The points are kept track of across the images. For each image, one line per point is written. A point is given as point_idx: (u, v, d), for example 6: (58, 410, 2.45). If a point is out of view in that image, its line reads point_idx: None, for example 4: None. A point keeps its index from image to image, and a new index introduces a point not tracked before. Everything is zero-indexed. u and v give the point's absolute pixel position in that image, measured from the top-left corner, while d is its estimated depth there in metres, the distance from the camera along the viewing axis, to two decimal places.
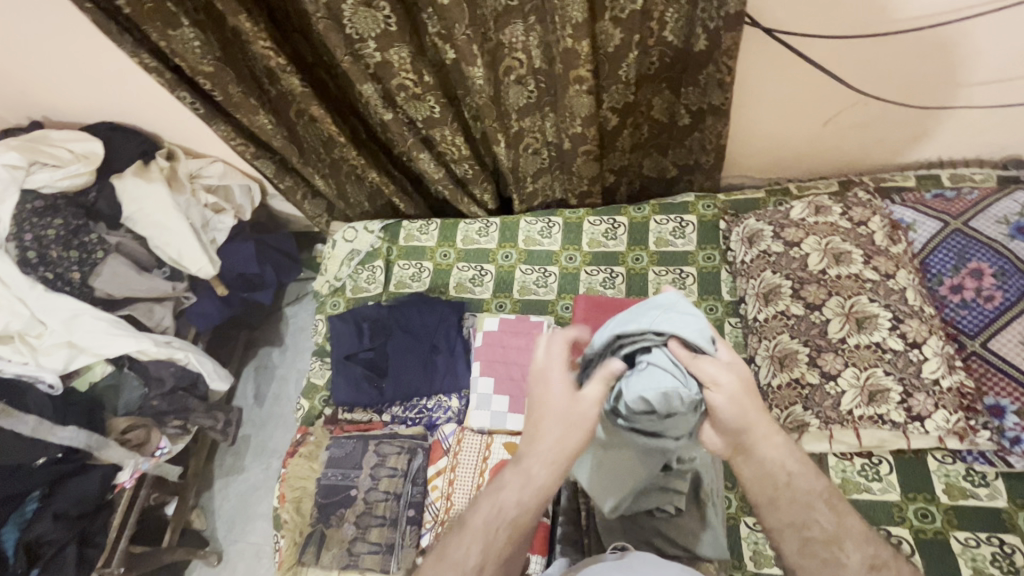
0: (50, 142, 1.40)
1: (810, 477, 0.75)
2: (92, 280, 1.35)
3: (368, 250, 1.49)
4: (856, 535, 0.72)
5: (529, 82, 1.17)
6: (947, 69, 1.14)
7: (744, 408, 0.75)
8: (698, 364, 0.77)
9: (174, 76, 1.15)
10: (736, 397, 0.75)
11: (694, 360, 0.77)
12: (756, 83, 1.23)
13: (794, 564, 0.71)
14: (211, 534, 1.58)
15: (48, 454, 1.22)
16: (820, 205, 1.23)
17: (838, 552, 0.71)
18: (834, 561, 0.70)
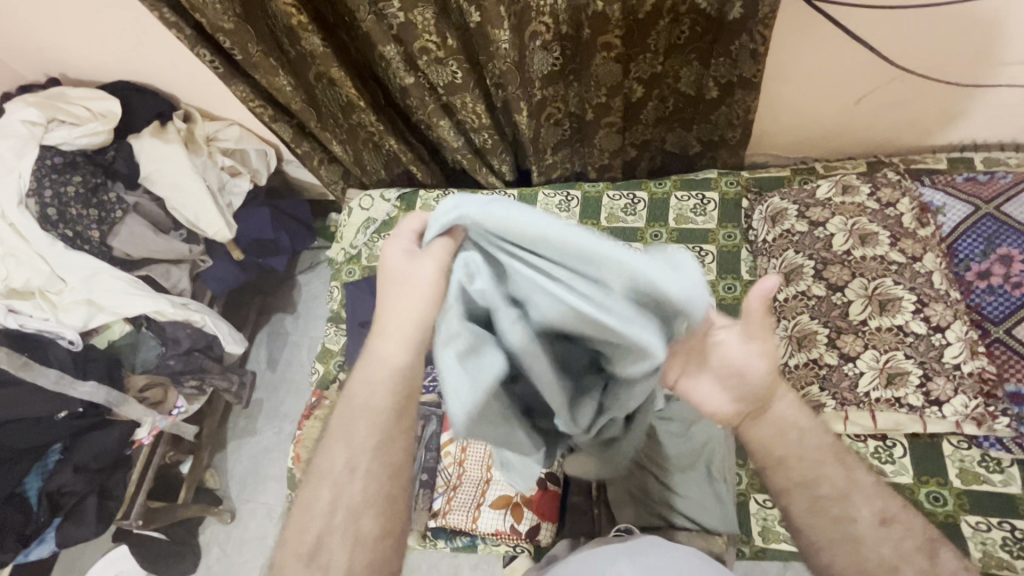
0: (68, 100, 1.39)
1: (806, 425, 0.70)
2: (110, 239, 1.35)
3: (384, 218, 1.48)
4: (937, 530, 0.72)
5: (554, 48, 1.14)
6: (992, 46, 1.09)
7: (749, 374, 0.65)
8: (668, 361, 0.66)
9: (194, 32, 1.13)
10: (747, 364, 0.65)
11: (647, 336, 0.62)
12: (789, 57, 1.19)
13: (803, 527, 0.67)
14: (225, 493, 1.61)
15: (68, 409, 1.26)
16: (848, 184, 1.20)
17: (849, 508, 0.66)
18: (845, 518, 0.66)
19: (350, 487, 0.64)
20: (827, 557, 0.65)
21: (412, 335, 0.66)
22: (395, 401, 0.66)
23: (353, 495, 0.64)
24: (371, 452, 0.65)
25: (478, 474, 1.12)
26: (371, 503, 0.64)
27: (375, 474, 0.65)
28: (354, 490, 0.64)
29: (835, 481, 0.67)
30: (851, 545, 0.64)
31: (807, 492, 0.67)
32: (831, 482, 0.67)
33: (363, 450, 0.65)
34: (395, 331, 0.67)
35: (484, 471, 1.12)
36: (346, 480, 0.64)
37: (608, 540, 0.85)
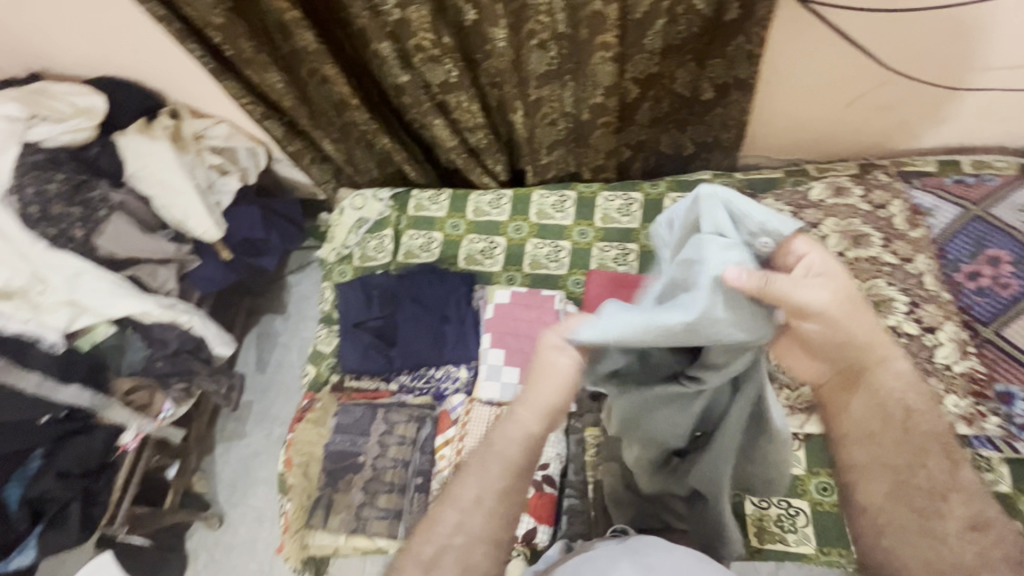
0: (51, 95, 1.35)
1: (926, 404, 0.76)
2: (95, 238, 1.31)
3: (377, 218, 1.46)
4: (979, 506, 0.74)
5: (551, 47, 1.11)
6: (983, 48, 1.10)
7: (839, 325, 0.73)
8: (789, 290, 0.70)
9: (183, 26, 1.10)
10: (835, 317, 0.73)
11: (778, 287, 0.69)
12: (785, 58, 1.19)
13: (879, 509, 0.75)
14: (213, 498, 1.58)
15: (51, 413, 1.22)
16: (840, 186, 1.22)
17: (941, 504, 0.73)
18: (935, 513, 0.72)
19: (472, 519, 0.70)
20: (889, 541, 0.73)
21: (541, 399, 0.74)
22: (519, 454, 0.73)
23: (472, 527, 0.69)
24: (498, 492, 0.71)
25: None
26: (488, 539, 0.69)
27: (497, 514, 0.70)
28: (478, 522, 0.69)
29: (933, 473, 0.74)
30: (933, 542, 0.71)
31: (896, 478, 0.75)
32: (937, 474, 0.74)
33: (488, 490, 0.71)
34: (544, 390, 0.74)
35: None
36: (473, 515, 0.70)
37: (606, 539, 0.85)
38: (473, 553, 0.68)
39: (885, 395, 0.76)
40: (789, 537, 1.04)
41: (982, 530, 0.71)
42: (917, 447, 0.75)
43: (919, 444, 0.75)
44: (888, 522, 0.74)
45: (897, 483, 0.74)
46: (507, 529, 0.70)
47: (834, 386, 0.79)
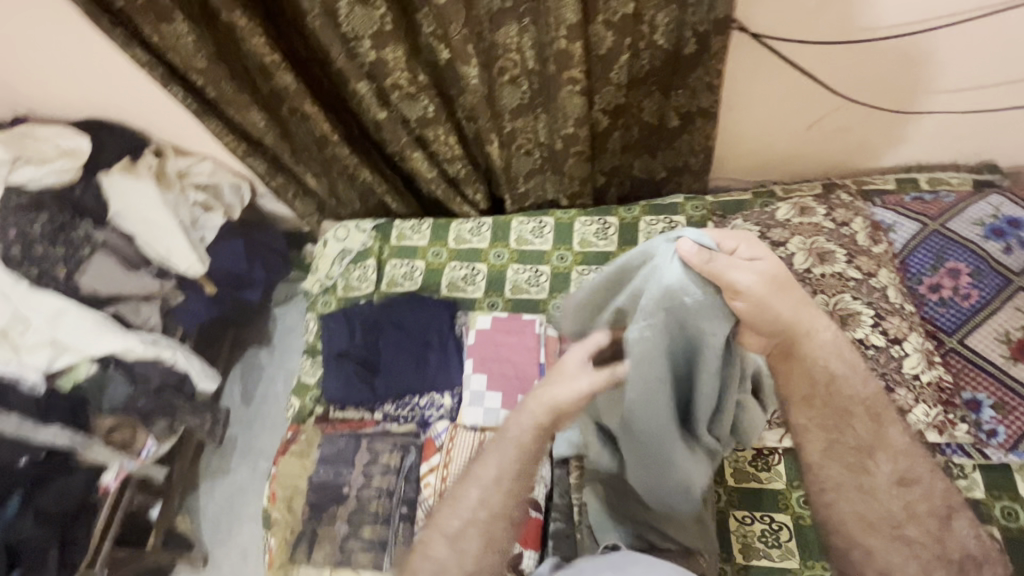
0: (37, 137, 1.39)
1: (857, 382, 0.81)
2: (77, 277, 1.33)
3: (359, 249, 1.49)
4: (892, 449, 0.79)
5: (522, 82, 1.19)
6: (925, 74, 1.18)
7: (769, 303, 0.73)
8: (717, 263, 0.72)
9: (166, 71, 1.15)
10: (762, 299, 0.72)
11: (707, 262, 0.72)
12: (744, 89, 1.26)
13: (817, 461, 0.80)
14: (196, 537, 1.55)
15: (31, 454, 1.23)
16: (805, 206, 1.27)
17: (866, 459, 0.79)
18: (858, 465, 0.79)
19: None
20: (831, 497, 0.79)
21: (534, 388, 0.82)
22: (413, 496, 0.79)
23: None
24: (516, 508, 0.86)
25: None
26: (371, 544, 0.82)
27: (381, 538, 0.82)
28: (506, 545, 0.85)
29: (858, 432, 0.79)
30: (861, 494, 0.78)
31: (828, 437, 0.80)
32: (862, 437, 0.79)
33: None
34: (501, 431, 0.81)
35: None
36: None
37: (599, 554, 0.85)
38: None
39: (811, 364, 0.79)
40: (773, 552, 1.05)
41: (908, 485, 0.78)
42: (847, 410, 0.80)
43: (853, 407, 0.80)
44: (829, 481, 0.79)
45: (831, 445, 0.80)
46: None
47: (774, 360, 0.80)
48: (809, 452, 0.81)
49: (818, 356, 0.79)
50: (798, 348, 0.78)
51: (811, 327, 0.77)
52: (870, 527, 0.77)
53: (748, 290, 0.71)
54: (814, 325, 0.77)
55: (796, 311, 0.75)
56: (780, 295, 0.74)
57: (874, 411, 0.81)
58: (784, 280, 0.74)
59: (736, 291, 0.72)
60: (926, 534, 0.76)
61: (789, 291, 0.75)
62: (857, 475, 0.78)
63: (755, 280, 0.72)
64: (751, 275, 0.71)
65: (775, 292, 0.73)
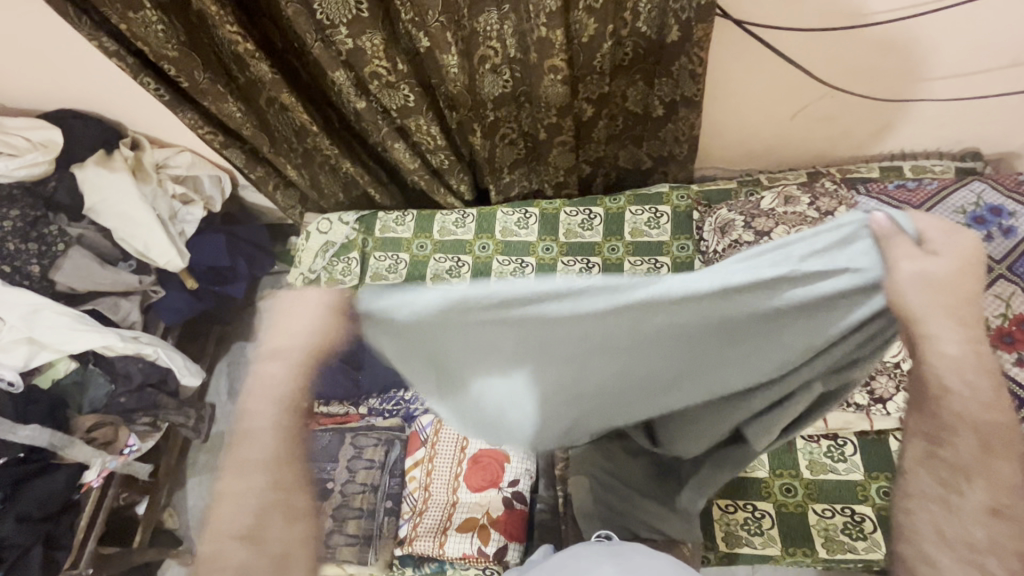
0: (7, 130, 1.35)
1: (980, 406, 0.57)
2: (52, 273, 1.30)
3: (343, 241, 1.47)
4: (1000, 476, 0.59)
5: (504, 70, 1.17)
6: (912, 63, 1.17)
7: (933, 298, 0.52)
8: (894, 244, 0.53)
9: (136, 60, 1.11)
10: (928, 286, 0.52)
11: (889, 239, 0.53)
12: (730, 76, 1.24)
13: (906, 467, 0.64)
14: (185, 533, 1.54)
15: (9, 454, 1.21)
16: (789, 196, 1.26)
17: (964, 481, 0.60)
18: (953, 486, 0.60)
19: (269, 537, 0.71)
20: (908, 509, 0.64)
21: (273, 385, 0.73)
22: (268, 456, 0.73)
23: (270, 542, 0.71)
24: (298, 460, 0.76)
25: (444, 497, 1.12)
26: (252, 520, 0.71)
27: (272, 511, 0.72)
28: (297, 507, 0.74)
29: (960, 447, 0.59)
30: (942, 509, 0.61)
31: (937, 449, 0.61)
32: (961, 453, 0.59)
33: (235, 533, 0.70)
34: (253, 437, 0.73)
35: (449, 495, 1.11)
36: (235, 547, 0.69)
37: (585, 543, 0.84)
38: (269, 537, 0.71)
39: (929, 355, 0.57)
40: (755, 540, 1.06)
41: (1004, 519, 0.59)
42: (948, 421, 0.59)
43: (959, 424, 0.58)
44: (910, 490, 0.64)
45: (937, 472, 0.61)
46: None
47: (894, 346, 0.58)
48: (901, 453, 0.64)
49: (948, 380, 0.56)
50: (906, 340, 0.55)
51: (935, 333, 0.53)
52: (946, 549, 0.61)
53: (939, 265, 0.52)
54: (951, 327, 0.53)
55: (939, 310, 0.52)
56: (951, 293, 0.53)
57: (993, 435, 0.58)
58: (960, 290, 0.53)
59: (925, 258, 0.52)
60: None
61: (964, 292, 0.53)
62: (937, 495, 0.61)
63: (936, 280, 0.52)
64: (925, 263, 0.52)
65: (933, 304, 0.52)
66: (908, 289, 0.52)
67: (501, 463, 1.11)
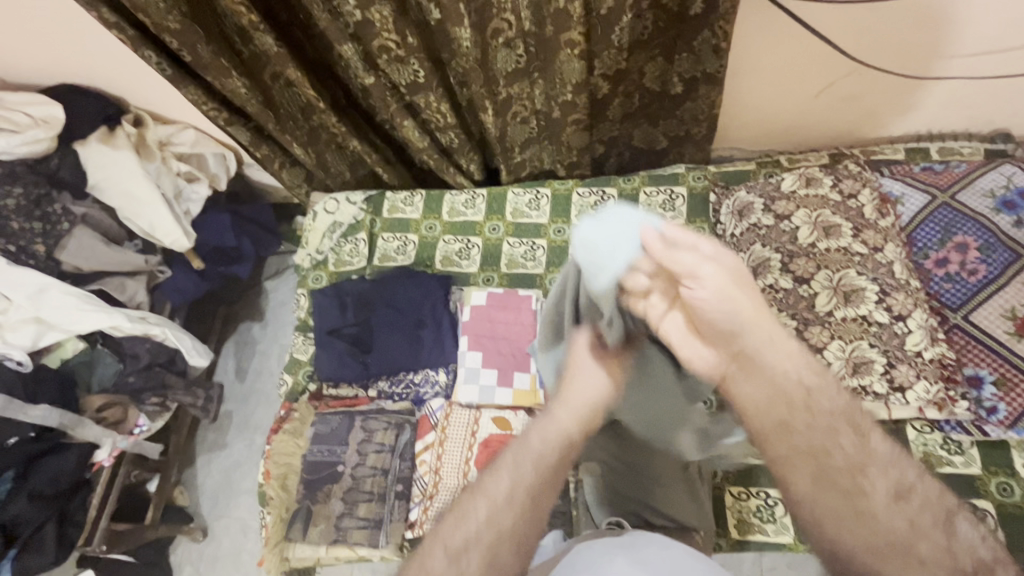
0: (6, 105, 1.31)
1: (820, 401, 0.77)
2: (58, 253, 1.28)
3: (351, 222, 1.44)
4: (880, 459, 0.74)
5: (517, 44, 1.11)
6: (946, 37, 1.11)
7: (732, 299, 0.76)
8: (672, 254, 0.75)
9: (136, 32, 1.07)
10: (722, 290, 0.76)
11: (669, 252, 0.75)
12: (753, 51, 1.19)
13: (806, 495, 0.73)
14: (196, 510, 1.55)
15: (20, 433, 1.20)
16: (811, 177, 1.22)
17: (861, 480, 0.72)
18: (857, 490, 0.71)
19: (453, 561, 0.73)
20: (831, 530, 0.71)
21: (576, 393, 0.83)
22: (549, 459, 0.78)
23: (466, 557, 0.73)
24: (535, 486, 0.77)
25: (455, 481, 1.12)
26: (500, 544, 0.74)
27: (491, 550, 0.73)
28: (505, 513, 0.75)
29: (844, 448, 0.74)
30: (861, 519, 0.70)
31: (817, 463, 0.74)
32: (839, 459, 0.74)
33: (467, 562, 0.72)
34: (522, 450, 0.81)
35: (460, 478, 1.11)
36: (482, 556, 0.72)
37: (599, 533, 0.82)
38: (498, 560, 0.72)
39: (772, 373, 0.78)
40: (768, 527, 1.05)
41: (906, 498, 0.71)
42: (808, 430, 0.75)
43: (815, 426, 0.75)
44: (821, 512, 0.72)
45: (818, 473, 0.73)
46: (528, 523, 0.75)
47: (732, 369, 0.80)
48: (794, 487, 0.74)
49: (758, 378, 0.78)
50: (747, 358, 0.78)
51: (756, 346, 0.78)
52: (878, 554, 0.68)
53: (706, 278, 0.75)
54: (763, 331, 0.77)
55: (750, 325, 0.77)
56: (737, 290, 0.77)
57: (851, 421, 0.76)
58: (749, 296, 0.77)
59: (693, 279, 0.75)
60: (936, 549, 0.67)
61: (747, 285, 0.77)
62: (846, 499, 0.71)
63: (712, 290, 0.75)
64: (703, 262, 0.75)
65: (722, 317, 0.76)
66: (710, 305, 0.76)
67: None
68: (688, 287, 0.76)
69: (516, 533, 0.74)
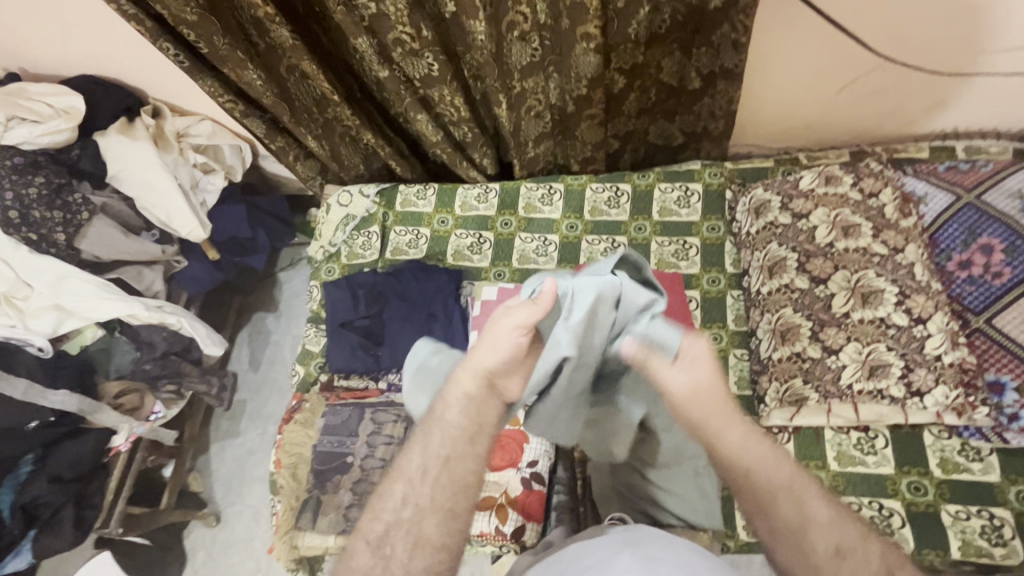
0: (29, 96, 1.33)
1: (773, 466, 0.78)
2: (78, 242, 1.31)
3: (363, 215, 1.44)
4: (824, 518, 0.75)
5: (533, 39, 1.11)
6: (979, 31, 1.08)
7: (699, 392, 0.78)
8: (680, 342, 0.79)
9: (155, 24, 1.08)
10: (695, 376, 0.78)
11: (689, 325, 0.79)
12: (774, 46, 1.17)
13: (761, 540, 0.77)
14: (209, 496, 1.58)
15: (40, 418, 1.23)
16: (831, 175, 1.19)
17: (805, 536, 0.74)
18: (801, 542, 0.74)
19: (420, 489, 0.76)
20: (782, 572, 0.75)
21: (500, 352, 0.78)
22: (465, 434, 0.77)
23: (421, 496, 0.75)
24: (443, 461, 0.76)
25: None
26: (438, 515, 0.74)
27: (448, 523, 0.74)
28: (422, 493, 0.75)
29: (787, 505, 0.75)
30: (808, 571, 0.73)
31: (769, 517, 0.76)
32: (788, 512, 0.75)
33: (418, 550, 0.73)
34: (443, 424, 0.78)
35: None
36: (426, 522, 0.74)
37: (602, 529, 0.81)
38: (425, 525, 0.74)
39: (731, 450, 0.78)
40: None
41: (847, 554, 0.73)
42: (762, 484, 0.77)
43: (770, 481, 0.77)
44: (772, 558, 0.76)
45: (768, 522, 0.76)
46: (461, 500, 0.75)
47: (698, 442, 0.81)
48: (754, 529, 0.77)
49: (727, 452, 0.78)
50: (711, 435, 0.78)
51: (724, 432, 0.78)
52: None
53: (694, 356, 0.79)
54: (730, 423, 0.79)
55: (718, 405, 0.78)
56: (711, 385, 0.79)
57: (801, 479, 0.77)
58: (720, 388, 0.79)
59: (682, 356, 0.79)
60: None
61: (724, 381, 0.80)
62: (794, 547, 0.74)
63: (687, 376, 0.78)
64: (689, 363, 0.79)
65: (697, 396, 0.78)
66: (693, 396, 0.78)
67: (521, 444, 1.11)
68: (666, 369, 0.79)
69: (447, 505, 0.75)
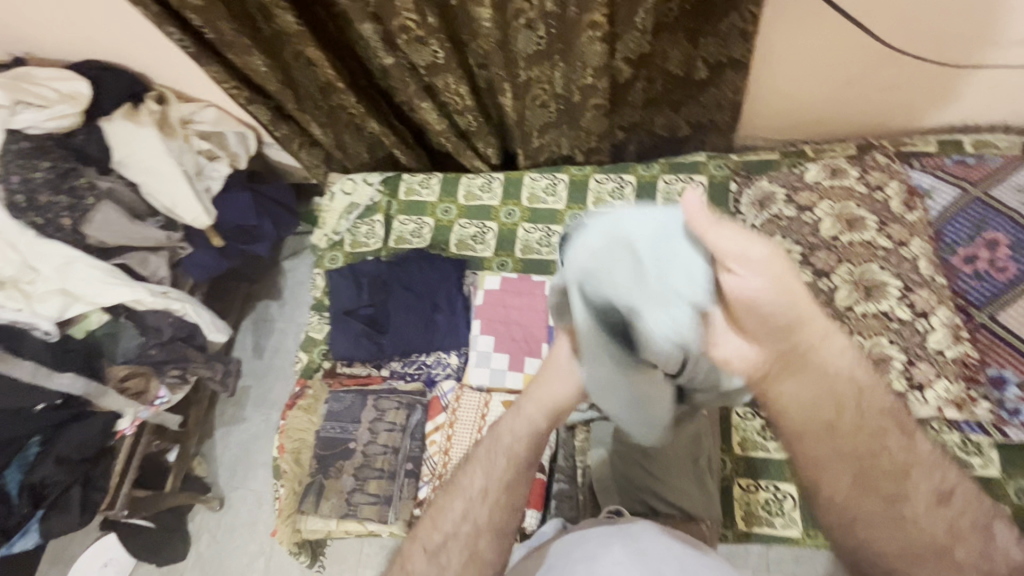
0: (35, 80, 1.34)
1: (865, 399, 0.73)
2: (84, 227, 1.30)
3: (367, 204, 1.44)
4: (926, 462, 0.71)
5: (539, 27, 1.08)
6: (988, 25, 1.07)
7: (781, 281, 0.67)
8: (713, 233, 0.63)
9: (160, 9, 1.08)
10: (767, 266, 0.66)
11: (708, 227, 0.63)
12: (780, 37, 1.16)
13: (848, 499, 0.70)
14: (213, 480, 1.60)
15: (47, 400, 1.24)
16: (836, 168, 1.19)
17: (904, 483, 0.70)
18: (897, 492, 0.69)
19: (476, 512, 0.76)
20: (868, 535, 0.69)
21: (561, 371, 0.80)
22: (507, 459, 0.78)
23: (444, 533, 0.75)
24: (504, 487, 0.77)
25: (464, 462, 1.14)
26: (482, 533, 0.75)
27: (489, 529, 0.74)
28: (482, 512, 0.75)
29: (893, 452, 0.71)
30: (902, 526, 0.68)
31: (861, 465, 0.71)
32: (889, 458, 0.71)
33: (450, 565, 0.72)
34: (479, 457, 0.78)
35: None
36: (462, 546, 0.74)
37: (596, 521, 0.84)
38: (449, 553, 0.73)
39: (823, 374, 0.73)
40: (775, 521, 1.06)
41: (947, 501, 0.69)
42: (848, 429, 0.72)
43: (862, 425, 0.72)
44: (862, 518, 0.70)
45: (861, 472, 0.70)
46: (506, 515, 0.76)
47: (776, 372, 0.74)
48: (834, 490, 0.71)
49: (828, 367, 0.73)
50: (807, 353, 0.73)
51: (811, 344, 0.73)
52: (915, 559, 0.66)
53: (754, 257, 0.65)
54: (814, 330, 0.72)
55: (787, 325, 0.71)
56: (791, 291, 0.69)
57: (901, 420, 0.73)
58: (791, 298, 0.68)
59: (739, 262, 0.65)
60: (973, 554, 0.65)
61: (794, 270, 0.69)
62: (883, 500, 0.69)
63: (760, 276, 0.66)
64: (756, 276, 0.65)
65: (770, 315, 0.69)
66: (764, 302, 0.67)
67: None
68: (736, 270, 0.65)
69: (495, 520, 0.75)
